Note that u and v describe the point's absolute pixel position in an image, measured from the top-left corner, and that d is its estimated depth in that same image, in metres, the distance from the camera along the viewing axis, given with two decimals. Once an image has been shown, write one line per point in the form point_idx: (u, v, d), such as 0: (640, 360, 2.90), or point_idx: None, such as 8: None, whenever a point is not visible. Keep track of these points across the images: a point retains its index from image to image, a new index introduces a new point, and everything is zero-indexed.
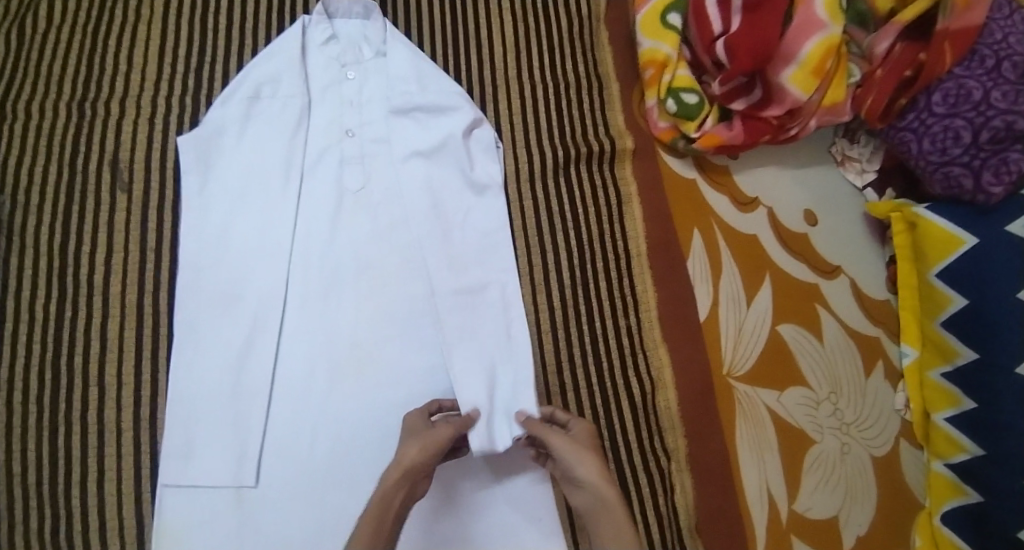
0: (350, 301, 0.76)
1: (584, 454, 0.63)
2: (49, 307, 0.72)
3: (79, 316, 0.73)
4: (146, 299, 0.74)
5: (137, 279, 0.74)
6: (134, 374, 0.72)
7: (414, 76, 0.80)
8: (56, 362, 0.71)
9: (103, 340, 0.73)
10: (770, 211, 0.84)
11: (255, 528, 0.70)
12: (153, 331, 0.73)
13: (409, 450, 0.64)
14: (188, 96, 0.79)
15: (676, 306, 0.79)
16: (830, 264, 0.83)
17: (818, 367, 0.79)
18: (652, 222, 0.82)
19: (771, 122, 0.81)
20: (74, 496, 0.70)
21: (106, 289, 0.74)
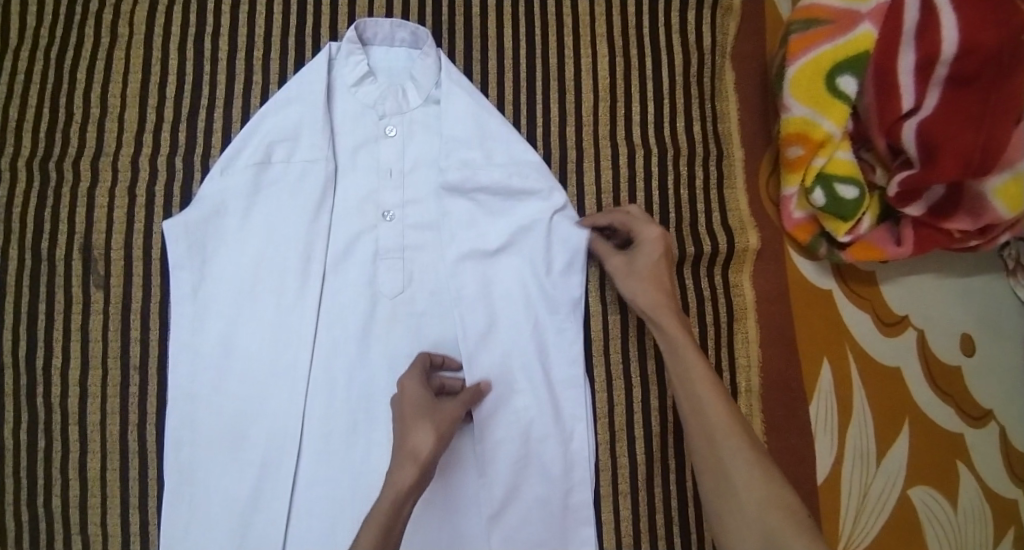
0: (382, 445, 0.58)
1: (632, 282, 0.58)
2: (16, 437, 0.58)
3: (52, 450, 0.58)
4: (132, 431, 0.59)
5: (121, 403, 0.59)
6: (122, 525, 0.58)
7: (477, 140, 0.60)
8: (28, 507, 0.58)
9: (82, 481, 0.58)
10: (920, 335, 0.67)
11: None
12: (142, 474, 0.59)
13: (416, 432, 0.52)
14: (178, 154, 0.61)
15: (791, 462, 0.63)
16: (979, 409, 0.67)
17: (945, 538, 0.66)
18: (773, 346, 0.64)
19: (950, 234, 0.61)
20: None
21: (83, 417, 0.58)
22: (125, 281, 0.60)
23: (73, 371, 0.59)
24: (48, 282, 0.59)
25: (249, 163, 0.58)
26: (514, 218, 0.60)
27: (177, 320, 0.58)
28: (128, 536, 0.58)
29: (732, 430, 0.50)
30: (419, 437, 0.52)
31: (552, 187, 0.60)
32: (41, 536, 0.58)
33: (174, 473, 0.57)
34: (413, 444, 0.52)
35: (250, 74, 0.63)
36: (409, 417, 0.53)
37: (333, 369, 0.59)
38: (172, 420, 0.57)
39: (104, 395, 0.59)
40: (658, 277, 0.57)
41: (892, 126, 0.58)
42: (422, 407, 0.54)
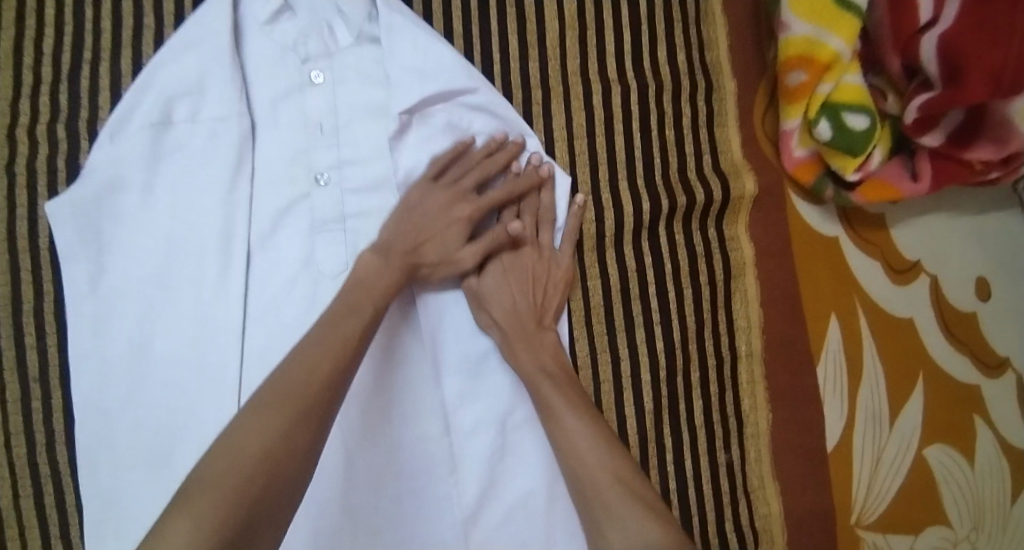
0: None
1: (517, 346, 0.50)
2: None
3: None
4: (38, 454, 0.49)
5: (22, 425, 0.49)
6: None
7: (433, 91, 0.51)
8: None
9: None
10: (934, 281, 0.60)
11: None
12: (62, 501, 0.49)
13: (438, 222, 0.49)
14: (61, 120, 0.50)
15: (796, 430, 0.56)
16: (996, 357, 0.61)
17: (962, 498, 0.60)
18: (775, 304, 0.56)
19: (972, 166, 0.54)
20: None
21: None
22: (10, 279, 0.49)
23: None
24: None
25: (145, 124, 0.48)
26: None
27: (76, 322, 0.48)
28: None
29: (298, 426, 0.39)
30: (440, 248, 0.49)
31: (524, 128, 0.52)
32: None
33: (92, 500, 0.48)
34: (424, 255, 0.49)
35: (141, 16, 0.51)
36: (438, 218, 0.49)
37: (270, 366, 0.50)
38: (83, 441, 0.48)
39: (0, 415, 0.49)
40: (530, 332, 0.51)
41: (907, 44, 0.50)
42: (441, 203, 0.49)
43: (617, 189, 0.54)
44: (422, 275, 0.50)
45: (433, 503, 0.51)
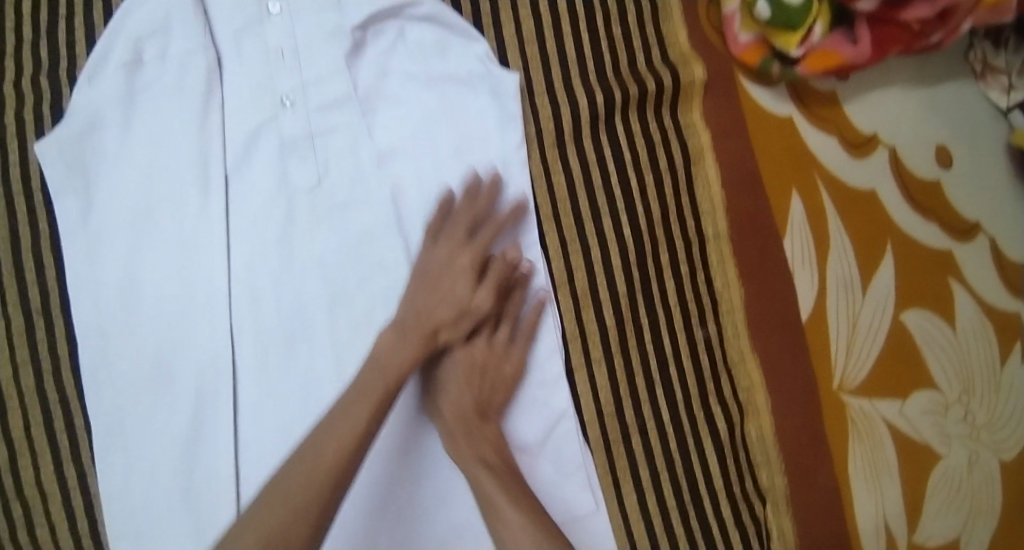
0: (326, 350, 0.54)
1: (460, 391, 0.53)
2: None
3: None
4: (50, 381, 0.52)
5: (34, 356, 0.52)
6: (59, 482, 0.52)
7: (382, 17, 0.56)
8: None
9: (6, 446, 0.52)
10: (893, 152, 0.61)
11: None
12: (74, 424, 0.52)
13: (456, 271, 0.51)
14: (42, 72, 0.54)
15: (770, 304, 0.58)
16: (965, 222, 0.62)
17: (947, 361, 0.61)
18: (736, 185, 0.58)
19: (911, 28, 0.56)
20: None
21: None
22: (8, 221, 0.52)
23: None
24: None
25: (121, 64, 0.52)
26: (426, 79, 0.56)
27: (74, 250, 0.52)
28: (70, 500, 0.53)
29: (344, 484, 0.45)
30: (453, 299, 0.51)
31: (475, 37, 0.56)
32: None
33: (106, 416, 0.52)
34: (435, 248, 0.52)
35: None
36: (444, 277, 0.51)
37: (256, 281, 0.53)
38: (90, 363, 0.52)
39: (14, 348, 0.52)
40: (477, 384, 0.53)
41: None
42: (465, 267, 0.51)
43: (570, 88, 0.57)
44: (430, 244, 0.52)
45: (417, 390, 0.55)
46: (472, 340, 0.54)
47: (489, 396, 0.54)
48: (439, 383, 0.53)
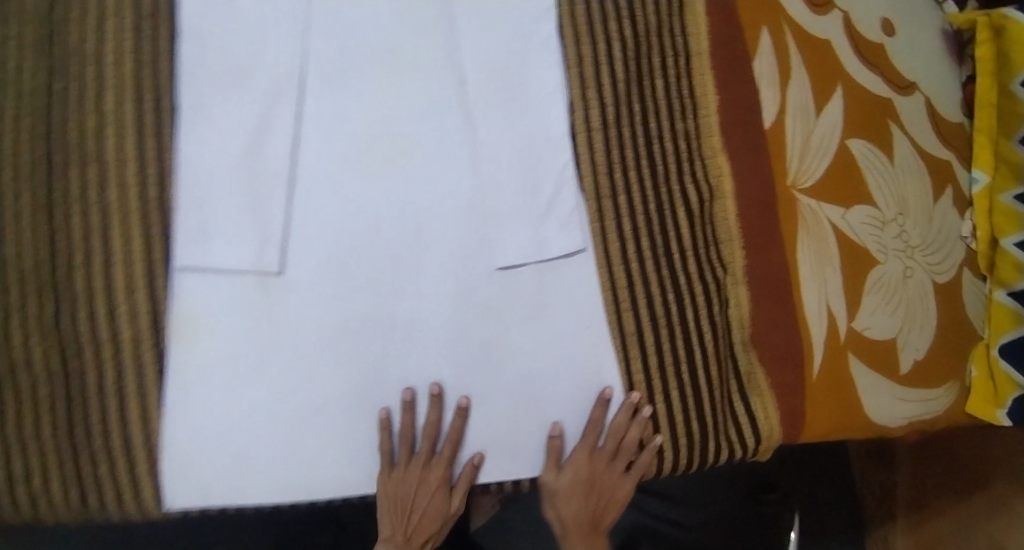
0: (378, 85, 0.63)
1: (561, 501, 0.64)
2: (26, 73, 0.58)
3: (65, 84, 0.58)
4: (145, 67, 0.59)
5: (133, 43, 0.59)
6: (138, 150, 0.58)
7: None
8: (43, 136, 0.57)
9: (98, 112, 0.58)
10: (846, 16, 0.75)
11: (285, 326, 0.60)
12: (158, 103, 0.59)
13: (436, 505, 0.62)
14: None
15: (739, 110, 0.70)
16: (905, 80, 0.75)
17: (885, 187, 0.73)
18: (718, 15, 0.71)
19: None
20: (76, 283, 0.57)
21: (96, 55, 0.59)
22: None
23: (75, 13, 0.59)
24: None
25: None
26: None
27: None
28: (144, 173, 0.58)
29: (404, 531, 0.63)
30: (433, 520, 0.63)
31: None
32: (48, 172, 0.57)
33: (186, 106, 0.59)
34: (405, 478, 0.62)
35: None
36: (424, 491, 0.62)
37: (329, 20, 0.62)
38: (183, 57, 0.60)
39: (115, 36, 0.59)
40: (580, 503, 0.64)
41: None
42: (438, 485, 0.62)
43: None
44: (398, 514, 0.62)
45: (443, 131, 0.64)
46: (573, 457, 0.63)
47: (601, 504, 0.65)
48: (552, 495, 0.63)
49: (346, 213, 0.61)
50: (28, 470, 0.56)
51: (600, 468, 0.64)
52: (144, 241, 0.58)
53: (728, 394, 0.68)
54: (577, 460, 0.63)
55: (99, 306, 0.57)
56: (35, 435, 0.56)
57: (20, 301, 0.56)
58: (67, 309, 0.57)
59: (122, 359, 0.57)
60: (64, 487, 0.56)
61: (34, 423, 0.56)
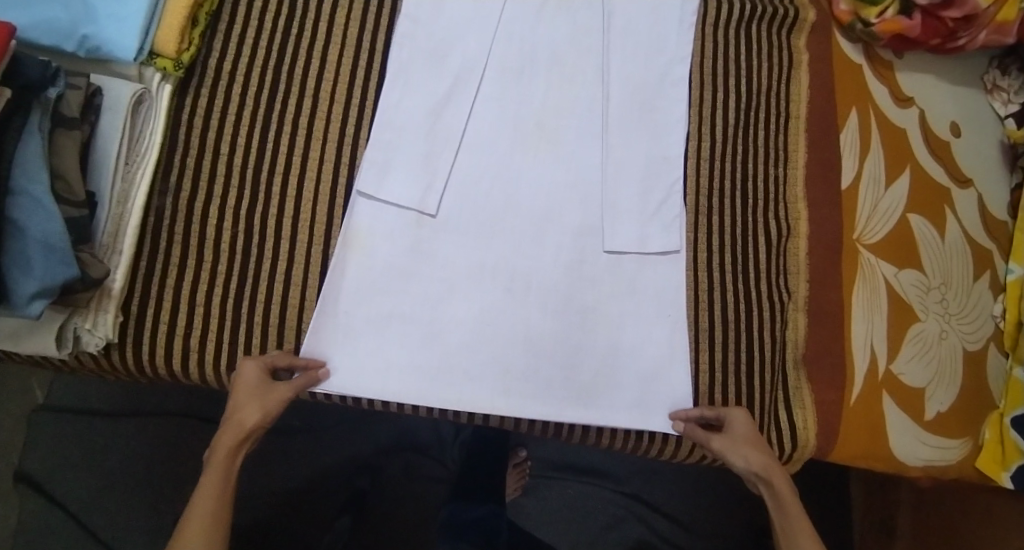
0: (540, 87, 0.80)
1: (744, 451, 0.70)
2: (278, 22, 0.77)
3: (303, 36, 0.77)
4: (366, 34, 0.78)
5: (361, 18, 0.79)
6: (346, 95, 0.76)
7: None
8: (278, 70, 0.76)
9: (322, 61, 0.77)
10: (922, 113, 0.89)
11: (430, 252, 0.75)
12: (368, 66, 0.78)
13: (239, 407, 0.65)
14: None
15: (821, 169, 0.84)
16: (964, 175, 0.88)
17: (934, 260, 0.85)
18: (817, 91, 0.86)
19: (947, 24, 0.85)
20: (274, 184, 0.74)
21: (331, 20, 0.78)
22: None
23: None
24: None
25: None
26: None
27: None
28: (348, 113, 0.76)
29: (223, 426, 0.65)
30: (229, 424, 0.65)
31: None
32: (275, 100, 0.75)
33: (398, 72, 0.77)
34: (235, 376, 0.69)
35: None
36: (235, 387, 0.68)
37: (512, 30, 0.80)
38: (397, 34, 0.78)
39: (347, 8, 0.79)
40: (762, 448, 0.70)
41: None
42: (256, 390, 0.66)
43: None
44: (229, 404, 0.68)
45: (586, 128, 0.80)
46: (718, 441, 0.71)
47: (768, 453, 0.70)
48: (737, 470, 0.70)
49: (495, 178, 0.77)
50: (206, 322, 0.71)
51: (730, 439, 0.71)
52: (334, 167, 0.75)
53: (775, 402, 0.78)
54: (722, 441, 0.71)
55: (287, 203, 0.74)
56: (219, 297, 0.72)
57: (232, 189, 0.73)
58: (264, 203, 0.74)
59: (295, 250, 0.73)
60: (230, 342, 0.71)
61: (221, 287, 0.72)
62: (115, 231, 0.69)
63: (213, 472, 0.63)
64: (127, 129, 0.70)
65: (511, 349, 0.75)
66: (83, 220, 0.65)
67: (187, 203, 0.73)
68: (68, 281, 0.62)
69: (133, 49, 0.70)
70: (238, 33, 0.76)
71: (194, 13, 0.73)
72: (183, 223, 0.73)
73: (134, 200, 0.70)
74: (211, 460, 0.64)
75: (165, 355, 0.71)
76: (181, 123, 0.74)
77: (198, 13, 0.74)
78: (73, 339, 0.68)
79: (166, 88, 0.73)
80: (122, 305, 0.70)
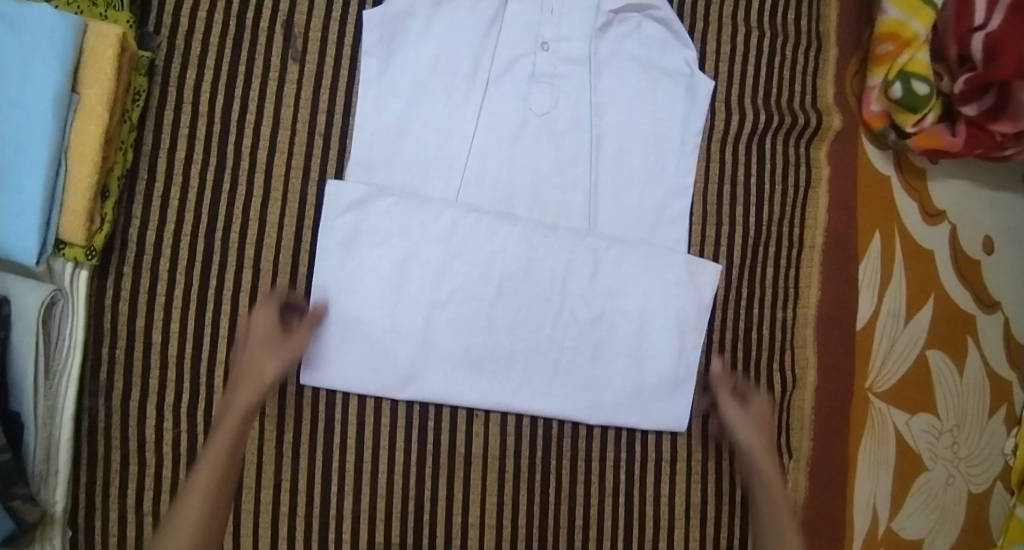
0: (517, 237, 0.70)
1: (748, 428, 0.69)
2: (205, 176, 0.68)
3: (236, 192, 0.68)
4: (311, 185, 0.69)
5: (304, 166, 0.69)
6: (290, 264, 0.69)
7: (631, 9, 0.72)
8: (210, 237, 0.68)
9: (261, 222, 0.69)
10: (953, 230, 0.79)
11: (400, 436, 0.69)
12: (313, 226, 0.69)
13: (262, 349, 0.64)
14: None
15: (836, 308, 0.76)
16: (991, 298, 0.80)
17: (950, 399, 0.79)
18: (837, 214, 0.77)
19: (995, 137, 0.74)
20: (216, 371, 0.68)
21: (269, 169, 0.69)
22: (320, 58, 0.70)
23: (256, 124, 0.69)
24: (251, 51, 0.69)
25: None
26: (651, 58, 0.73)
27: (364, 97, 0.69)
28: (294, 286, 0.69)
29: (248, 385, 0.62)
30: (260, 339, 0.64)
31: (689, 43, 0.74)
32: (209, 274, 0.67)
33: (355, 234, 0.68)
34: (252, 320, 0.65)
35: None
36: (260, 313, 0.65)
37: (483, 166, 0.70)
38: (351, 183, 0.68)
39: (287, 152, 0.69)
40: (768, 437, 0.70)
41: (963, 36, 0.72)
42: (271, 332, 0.65)
43: (733, 104, 0.75)
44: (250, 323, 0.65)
45: (557, 278, 0.71)
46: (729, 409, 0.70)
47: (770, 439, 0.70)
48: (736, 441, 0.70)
49: (464, 350, 0.69)
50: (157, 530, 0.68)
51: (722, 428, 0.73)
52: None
53: None
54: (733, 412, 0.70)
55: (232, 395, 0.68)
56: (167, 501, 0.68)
57: (170, 381, 0.67)
58: (207, 396, 0.68)
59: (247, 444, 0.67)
60: None
61: (169, 489, 0.68)
62: (47, 454, 0.63)
63: (224, 432, 0.60)
64: (42, 341, 0.61)
65: (491, 532, 0.70)
66: (9, 466, 0.58)
67: (120, 402, 0.67)
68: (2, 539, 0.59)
69: (35, 251, 0.61)
70: (158, 196, 0.67)
71: (104, 184, 0.64)
72: (119, 427, 0.67)
73: (62, 410, 0.64)
74: (224, 419, 0.61)
75: None
76: (105, 310, 0.66)
77: (108, 179, 0.64)
78: None
79: (80, 278, 0.65)
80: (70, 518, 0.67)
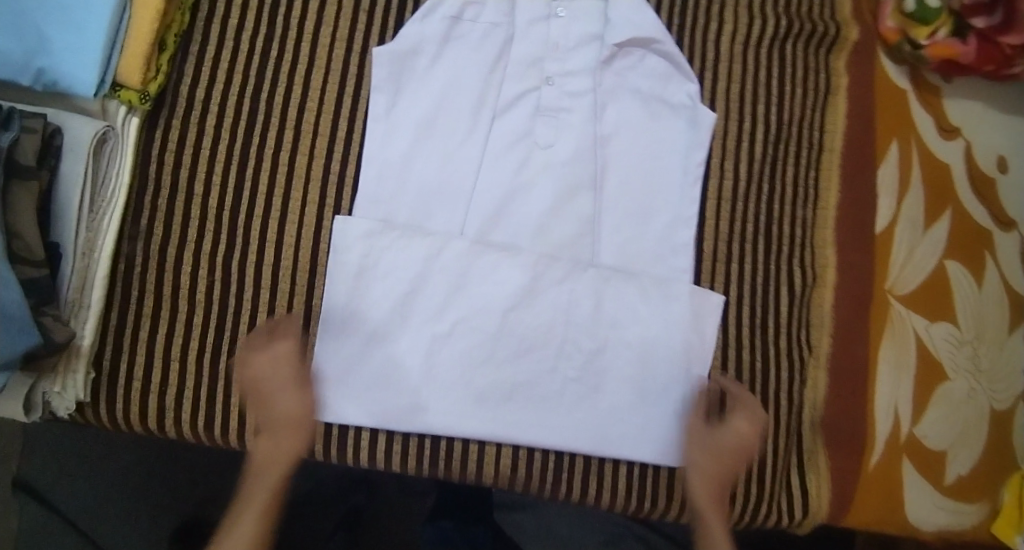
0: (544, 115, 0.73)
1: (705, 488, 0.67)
2: (254, 39, 0.73)
3: (283, 55, 0.73)
4: (354, 55, 0.73)
5: (348, 35, 0.74)
6: (331, 126, 0.72)
7: (635, 44, 0.75)
8: (255, 97, 0.71)
9: (305, 85, 0.72)
10: (969, 145, 0.82)
11: (425, 298, 0.70)
12: (356, 91, 0.73)
13: (284, 422, 0.65)
14: None
15: (855, 212, 0.77)
16: (1007, 215, 0.81)
17: (970, 310, 0.79)
18: (856, 121, 0.78)
19: (1004, 50, 0.78)
20: (251, 225, 0.70)
21: (315, 37, 0.73)
22: None
23: (304, 1, 0.74)
24: None
25: None
26: (650, 81, 0.76)
27: None
28: (332, 148, 0.72)
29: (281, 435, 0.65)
30: (273, 399, 0.65)
31: (692, 77, 0.76)
32: (253, 131, 0.71)
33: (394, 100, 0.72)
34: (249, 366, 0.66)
35: None
36: (256, 368, 0.66)
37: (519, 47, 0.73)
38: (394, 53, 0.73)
39: (334, 22, 0.74)
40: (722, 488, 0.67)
41: None
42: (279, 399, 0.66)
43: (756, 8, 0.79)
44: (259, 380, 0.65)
45: (585, 153, 0.73)
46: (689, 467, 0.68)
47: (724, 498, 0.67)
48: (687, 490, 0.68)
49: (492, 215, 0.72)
50: (180, 379, 0.68)
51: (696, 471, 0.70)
52: (319, 205, 0.71)
53: (787, 465, 0.74)
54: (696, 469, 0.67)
55: (265, 249, 0.70)
56: (194, 353, 0.68)
57: (208, 229, 0.69)
58: (241, 251, 0.69)
59: (276, 298, 0.70)
60: (208, 397, 0.68)
61: (197, 339, 0.68)
62: (81, 285, 0.65)
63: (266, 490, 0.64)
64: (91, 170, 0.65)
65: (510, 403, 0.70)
66: (44, 281, 0.61)
67: (157, 248, 0.69)
68: (28, 349, 0.59)
69: (94, 85, 0.64)
70: (210, 54, 0.72)
71: (162, 35, 0.69)
72: (151, 270, 0.69)
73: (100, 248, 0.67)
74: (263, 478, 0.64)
75: (139, 412, 0.68)
76: (151, 159, 0.70)
77: (166, 35, 0.70)
78: (42, 403, 0.66)
79: (132, 124, 0.68)
80: (94, 360, 0.67)
